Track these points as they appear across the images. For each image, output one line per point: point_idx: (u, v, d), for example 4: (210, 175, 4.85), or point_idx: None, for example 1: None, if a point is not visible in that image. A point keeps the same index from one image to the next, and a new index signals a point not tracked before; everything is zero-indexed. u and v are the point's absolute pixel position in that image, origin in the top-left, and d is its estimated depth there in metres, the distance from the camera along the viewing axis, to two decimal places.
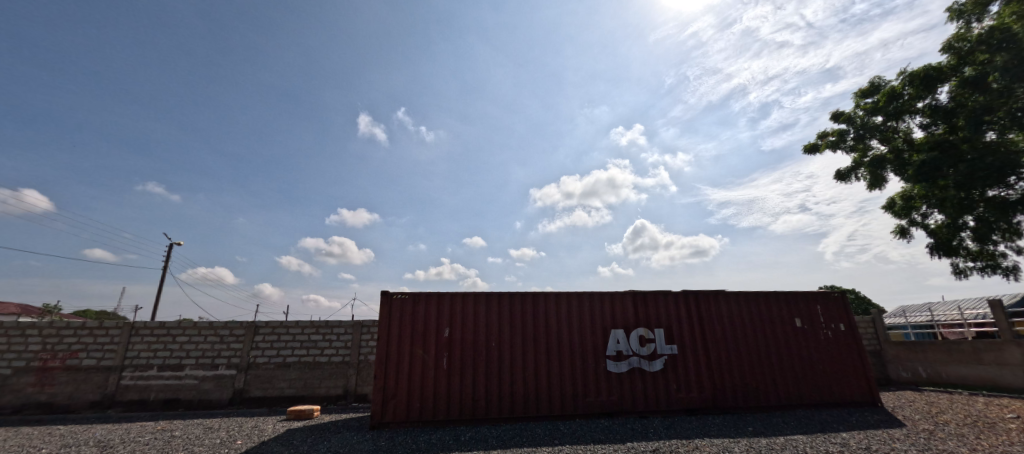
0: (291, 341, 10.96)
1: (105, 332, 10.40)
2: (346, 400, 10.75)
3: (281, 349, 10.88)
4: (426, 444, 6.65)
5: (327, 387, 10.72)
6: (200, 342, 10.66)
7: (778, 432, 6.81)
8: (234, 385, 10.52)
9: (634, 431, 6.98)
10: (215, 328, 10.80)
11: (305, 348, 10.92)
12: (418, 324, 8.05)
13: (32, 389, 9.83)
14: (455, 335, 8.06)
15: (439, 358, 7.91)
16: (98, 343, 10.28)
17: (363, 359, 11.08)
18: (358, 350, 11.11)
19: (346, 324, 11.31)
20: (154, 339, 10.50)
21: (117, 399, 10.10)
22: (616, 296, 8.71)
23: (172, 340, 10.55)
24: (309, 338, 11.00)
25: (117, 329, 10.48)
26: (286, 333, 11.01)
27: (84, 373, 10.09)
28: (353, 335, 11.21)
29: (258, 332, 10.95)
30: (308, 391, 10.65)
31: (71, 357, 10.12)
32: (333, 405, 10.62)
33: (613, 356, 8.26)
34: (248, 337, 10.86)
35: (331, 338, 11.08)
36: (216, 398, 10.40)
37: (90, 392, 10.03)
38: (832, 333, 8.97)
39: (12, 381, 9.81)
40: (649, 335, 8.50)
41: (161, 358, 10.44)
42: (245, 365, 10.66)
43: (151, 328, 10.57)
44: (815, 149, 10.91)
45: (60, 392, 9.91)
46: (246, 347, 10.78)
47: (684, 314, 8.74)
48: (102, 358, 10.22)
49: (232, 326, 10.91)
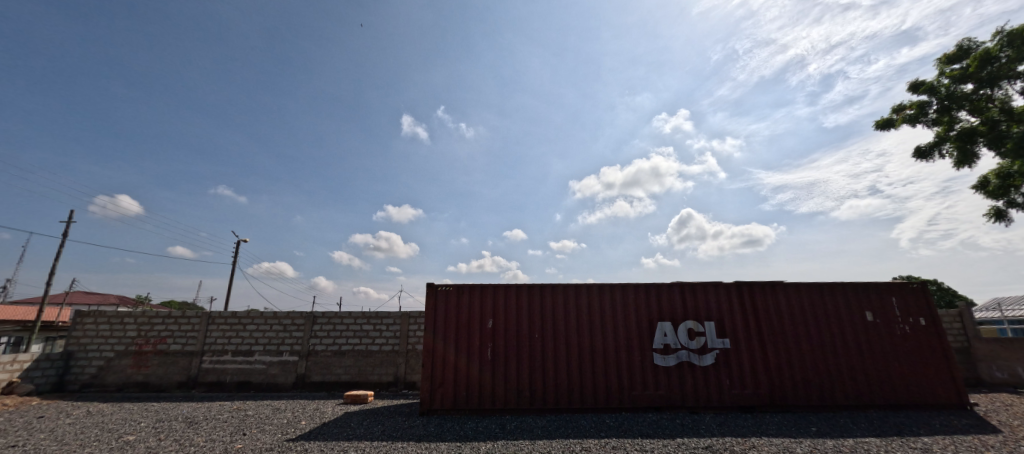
0: (345, 331, 11.61)
1: (187, 320, 11.54)
2: (397, 387, 11.26)
3: (336, 338, 11.56)
4: (473, 431, 6.83)
5: (379, 373, 11.28)
6: (266, 330, 11.57)
7: (846, 434, 6.35)
8: (297, 370, 11.32)
9: (684, 427, 6.77)
10: (278, 317, 11.68)
11: (358, 338, 11.54)
12: (462, 316, 8.24)
13: (131, 370, 11.11)
14: (498, 326, 8.17)
15: (483, 349, 8.05)
16: (182, 330, 11.43)
17: (411, 348, 11.50)
18: (406, 340, 11.55)
19: (394, 315, 11.78)
20: (228, 328, 11.51)
21: (199, 381, 11.19)
22: (662, 287, 8.44)
23: (242, 328, 11.53)
24: (361, 328, 11.62)
25: (197, 318, 11.59)
26: (341, 323, 11.67)
27: (171, 356, 11.26)
28: (401, 325, 11.65)
29: (316, 322, 11.69)
30: (362, 378, 11.27)
31: (160, 342, 11.32)
32: (385, 391, 11.16)
33: (660, 349, 8.02)
34: (307, 325, 11.63)
35: (381, 328, 11.61)
36: (281, 381, 11.25)
37: (177, 374, 11.18)
38: (909, 328, 8.17)
39: (115, 363, 11.13)
40: (699, 328, 8.15)
41: (234, 344, 11.43)
42: (306, 352, 11.43)
43: (224, 317, 11.58)
44: (889, 125, 9.91)
45: (153, 373, 11.15)
46: (306, 335, 11.55)
47: (738, 307, 8.29)
48: (185, 345, 11.35)
49: (294, 316, 11.71)
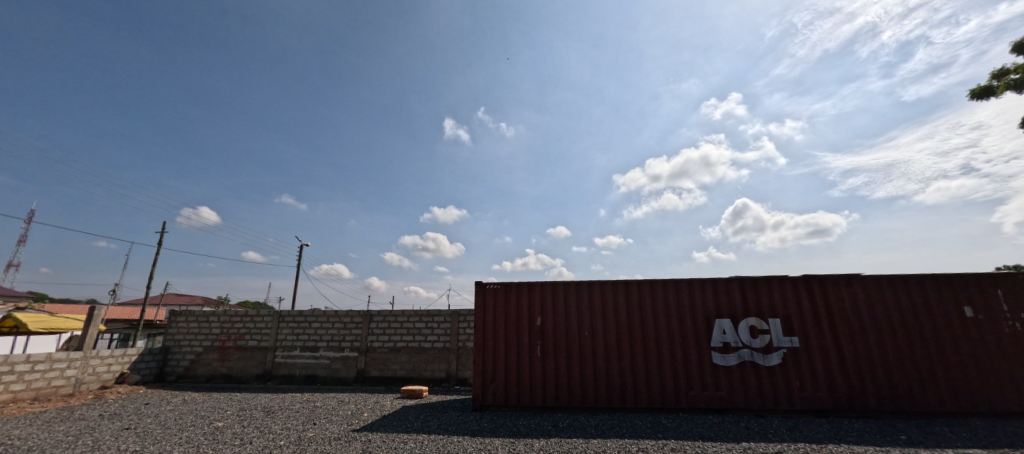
0: (400, 328, 12.11)
1: (261, 318, 12.58)
2: (449, 383, 11.57)
3: (392, 335, 12.08)
4: (525, 428, 6.87)
5: (432, 369, 11.66)
6: (328, 327, 12.34)
7: (944, 444, 5.69)
8: (357, 366, 11.97)
9: (749, 431, 6.40)
10: (339, 315, 12.42)
11: (412, 335, 11.99)
12: (510, 313, 8.32)
13: (217, 363, 12.31)
14: (547, 324, 8.15)
15: (532, 346, 8.07)
16: (257, 327, 12.48)
17: (462, 345, 11.76)
18: (457, 337, 11.83)
19: (445, 313, 12.11)
20: (295, 325, 12.42)
21: (272, 374, 12.15)
22: (720, 282, 8.01)
23: (308, 325, 12.39)
24: (414, 325, 12.06)
25: (269, 316, 12.61)
26: (396, 321, 12.19)
27: (249, 351, 12.33)
28: (452, 323, 11.95)
29: (373, 320, 12.29)
30: (416, 373, 11.70)
31: (240, 338, 12.43)
32: (439, 386, 11.51)
33: (719, 347, 7.62)
34: (365, 323, 12.26)
35: (432, 326, 11.99)
36: (343, 376, 11.95)
37: (254, 367, 12.22)
38: (1020, 327, 7.17)
39: (203, 356, 12.37)
40: (762, 326, 7.65)
41: (301, 340, 12.30)
42: (365, 348, 12.06)
43: (292, 315, 12.51)
44: (987, 94, 8.76)
45: (235, 366, 12.27)
46: (364, 332, 12.18)
47: (807, 303, 7.68)
48: (259, 341, 12.38)
49: (353, 314, 12.40)
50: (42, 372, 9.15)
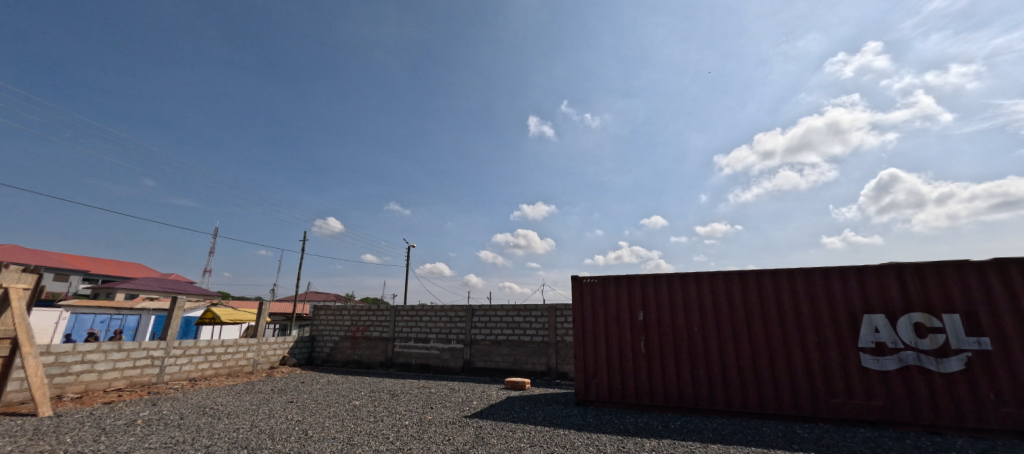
0: (500, 322, 12.57)
1: (381, 312, 14.12)
2: (550, 376, 11.66)
3: (493, 328, 12.60)
4: (634, 426, 6.62)
5: (533, 363, 11.88)
6: (437, 320, 13.35)
7: None
8: (463, 357, 12.73)
9: (918, 450, 5.32)
10: (445, 309, 13.35)
11: (511, 329, 12.36)
12: (610, 308, 8.09)
13: (349, 351, 14.15)
14: (650, 319, 7.74)
15: (636, 342, 7.74)
16: (379, 320, 14.03)
17: (561, 339, 11.75)
18: (555, 331, 11.86)
19: (542, 307, 12.22)
20: (409, 318, 13.68)
21: (393, 361, 13.55)
22: (865, 271, 6.75)
23: (419, 318, 13.56)
24: (513, 319, 12.42)
25: (387, 310, 14.08)
26: (496, 315, 12.68)
27: (373, 341, 13.93)
28: (549, 317, 12.01)
29: (475, 314, 12.95)
30: (518, 366, 12.03)
31: (365, 330, 14.11)
32: (540, 380, 11.67)
33: (870, 349, 6.46)
34: (468, 317, 12.98)
35: (531, 320, 12.20)
36: (452, 366, 12.82)
37: (378, 355, 13.76)
38: None
39: (339, 345, 14.33)
40: (930, 323, 6.27)
41: (414, 332, 13.50)
42: (469, 340, 12.77)
43: (406, 309, 13.80)
44: None
45: (363, 354, 13.96)
46: (468, 325, 12.91)
47: (1000, 296, 6.06)
48: (381, 332, 13.90)
49: (457, 308, 13.22)
50: (232, 353, 11.49)
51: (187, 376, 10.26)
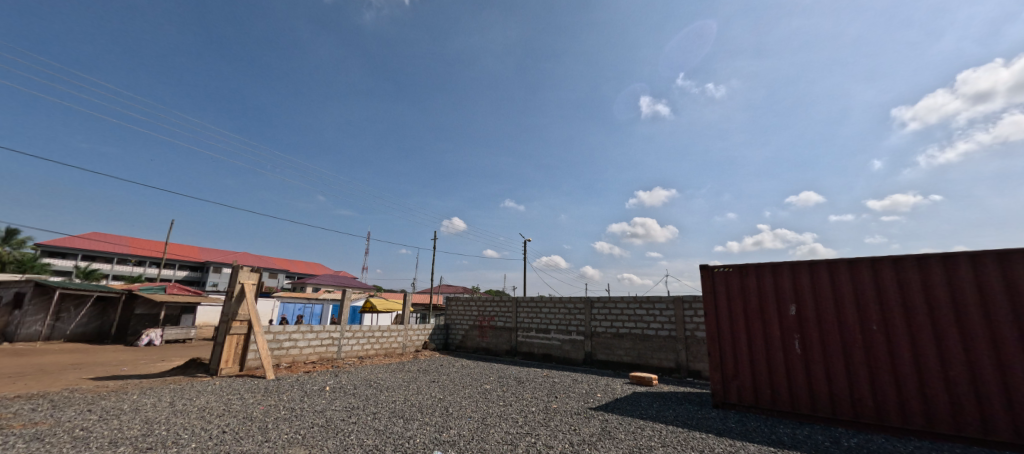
0: (621, 315, 12.16)
1: (503, 303, 14.90)
2: (680, 374, 10.81)
3: (614, 321, 12.25)
4: (790, 438, 5.71)
5: (660, 358, 11.20)
6: (556, 312, 13.52)
7: None
8: (585, 349, 12.65)
9: None
10: (563, 301, 13.44)
11: (634, 322, 11.84)
12: (751, 301, 7.10)
13: (478, 339, 15.28)
14: (806, 314, 6.54)
15: (787, 341, 6.64)
16: (502, 311, 14.84)
17: (691, 335, 10.81)
18: (684, 326, 10.95)
19: (667, 299, 11.42)
20: (530, 309, 14.15)
21: (517, 350, 14.18)
22: None
23: (539, 310, 13.92)
24: (635, 312, 11.89)
25: (509, 301, 14.78)
26: (616, 307, 12.30)
27: (498, 330, 14.78)
28: (676, 310, 11.15)
29: (594, 305, 12.76)
30: (643, 361, 11.48)
31: (491, 320, 15.06)
32: (669, 377, 10.93)
33: None
34: (587, 309, 12.85)
35: (655, 313, 11.51)
36: (574, 357, 12.84)
37: (503, 344, 14.56)
38: None
39: (469, 333, 15.60)
40: None
41: (535, 323, 13.92)
42: (590, 333, 12.64)
43: (526, 300, 14.30)
44: None
45: (490, 342, 14.93)
46: (587, 318, 12.78)
47: None
48: (505, 322, 14.68)
49: (575, 300, 13.20)
50: (387, 336, 13.40)
51: (357, 354, 12.33)
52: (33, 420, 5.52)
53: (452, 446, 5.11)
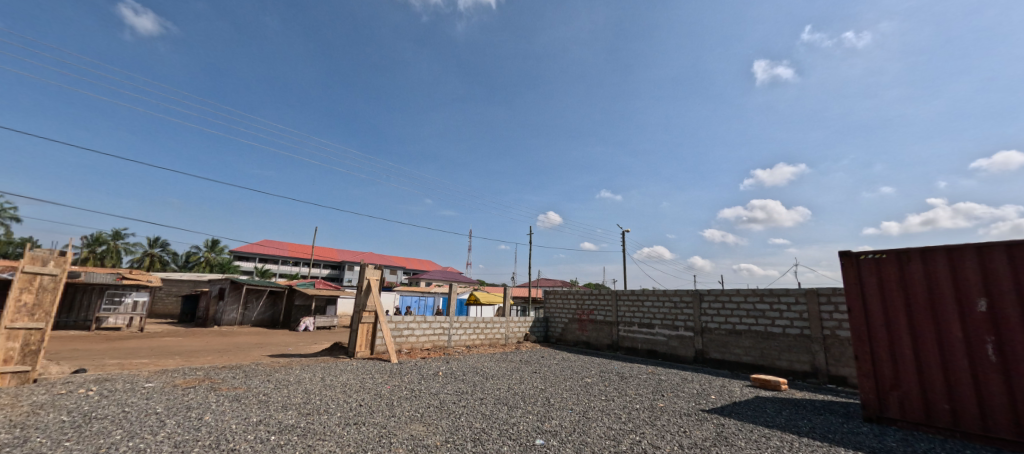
0: (737, 309, 11.00)
1: (603, 296, 14.54)
2: (818, 379, 9.32)
3: (729, 316, 11.14)
4: None
5: (789, 360, 9.84)
6: (660, 305, 12.78)
7: None
8: (695, 346, 11.73)
9: None
10: (669, 294, 12.63)
11: (754, 318, 10.63)
12: (915, 292, 5.54)
13: (578, 332, 15.20)
14: (1008, 309, 4.89)
15: (977, 344, 5.06)
16: (602, 304, 14.52)
17: (830, 334, 9.24)
18: (820, 323, 9.42)
19: (796, 293, 9.94)
20: (631, 303, 13.60)
21: (619, 345, 13.75)
22: None
23: (642, 303, 13.30)
24: (755, 307, 10.64)
25: (609, 294, 14.39)
26: (731, 300, 11.17)
27: (599, 324, 14.51)
28: (809, 305, 9.61)
29: (704, 299, 11.75)
30: (767, 362, 10.22)
31: (591, 313, 14.85)
32: (802, 382, 9.53)
33: None
34: (696, 302, 11.89)
35: (780, 308, 10.14)
36: (683, 354, 11.99)
37: (604, 338, 14.23)
38: None
39: (569, 326, 15.60)
40: None
41: (638, 317, 13.33)
42: (700, 329, 11.68)
43: (627, 294, 13.79)
44: None
45: (591, 335, 14.73)
46: (697, 312, 11.83)
47: None
48: (606, 316, 14.34)
49: (682, 293, 12.32)
50: (491, 327, 14.11)
51: (465, 343, 13.21)
52: (229, 384, 7.08)
53: (554, 436, 5.19)
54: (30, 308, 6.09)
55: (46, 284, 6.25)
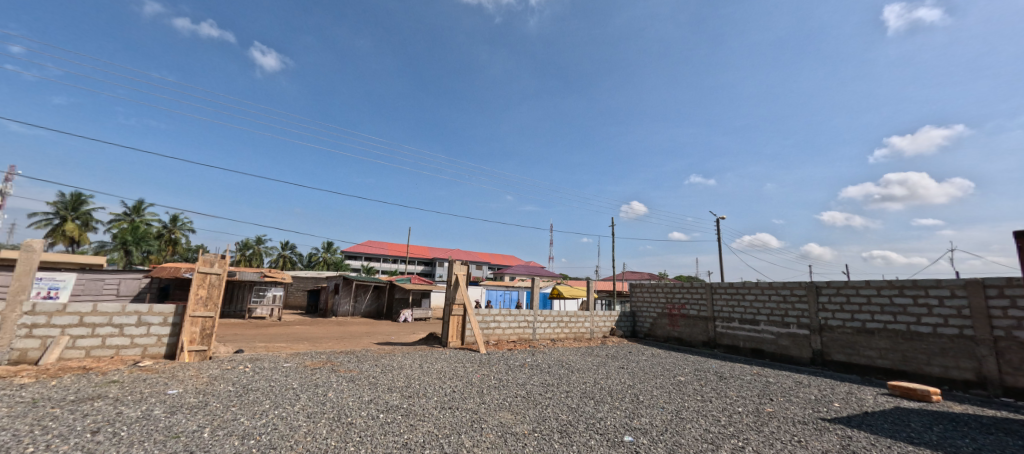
0: (866, 305, 9.58)
1: (697, 290, 13.68)
2: (988, 391, 7.73)
3: (855, 312, 9.77)
4: None
5: (943, 365, 8.30)
6: (766, 300, 11.66)
7: None
8: (812, 346, 10.50)
9: None
10: (776, 288, 11.46)
11: (890, 315, 9.16)
12: None
13: (669, 327, 14.53)
14: None
15: None
16: (695, 298, 13.69)
17: (1003, 336, 7.60)
18: (988, 322, 7.78)
19: (951, 285, 8.34)
20: (730, 297, 12.61)
21: (717, 342, 12.86)
22: None
23: (743, 297, 12.26)
24: (890, 302, 9.16)
25: (703, 288, 13.50)
26: (857, 294, 9.78)
27: (692, 319, 13.71)
28: (971, 300, 8.02)
29: (822, 293, 10.45)
30: (910, 367, 8.76)
31: (682, 308, 14.09)
32: (963, 392, 8.00)
33: None
34: (811, 297, 10.62)
35: (927, 303, 8.60)
36: (797, 355, 10.81)
37: (700, 335, 13.40)
38: None
39: (658, 321, 14.97)
40: None
41: (739, 312, 12.33)
42: (818, 326, 10.43)
43: (725, 287, 12.82)
44: None
45: (683, 331, 13.99)
46: (812, 307, 10.56)
47: None
48: (700, 311, 13.48)
49: (793, 286, 11.10)
50: (575, 321, 14.15)
51: (549, 337, 13.43)
52: (346, 367, 8.16)
53: (644, 434, 5.12)
54: (205, 300, 7.67)
55: (215, 282, 7.80)
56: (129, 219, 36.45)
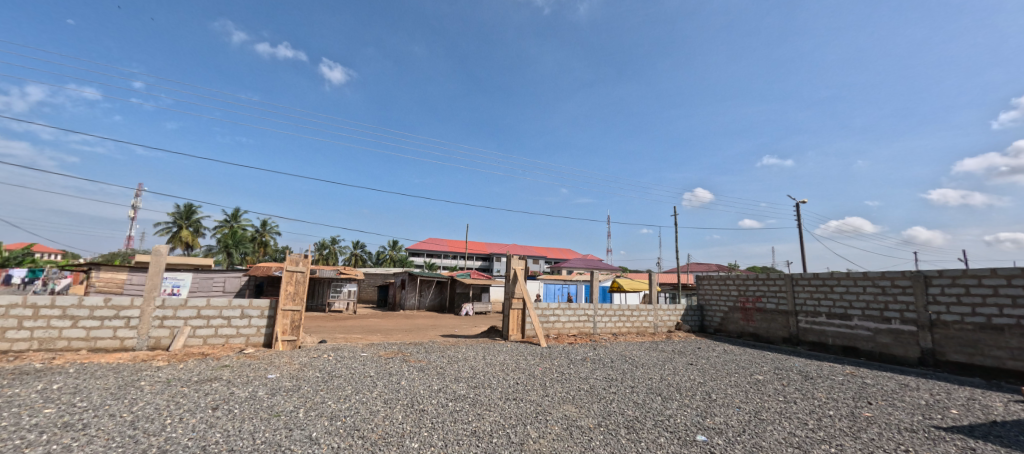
0: (991, 297, 8.28)
1: (774, 282, 12.67)
2: None
3: (976, 306, 8.48)
4: None
5: None
6: (860, 292, 10.50)
7: None
8: (920, 344, 9.30)
9: None
10: (873, 279, 10.27)
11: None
12: None
13: (743, 322, 13.63)
14: None
15: None
16: (772, 291, 12.70)
17: None
18: None
19: None
20: (815, 289, 11.54)
21: (800, 339, 11.85)
22: None
23: (831, 290, 11.16)
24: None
25: (782, 279, 12.47)
26: (978, 286, 8.47)
27: (770, 314, 12.74)
28: None
29: (931, 284, 9.19)
30: None
31: (758, 301, 13.16)
32: None
33: None
34: (918, 288, 9.38)
35: None
36: (901, 354, 9.64)
37: (779, 330, 12.43)
38: None
39: (730, 315, 14.11)
40: None
41: (826, 306, 11.26)
42: (927, 322, 9.20)
43: (808, 279, 11.74)
44: None
45: (759, 326, 13.06)
46: (920, 300, 9.33)
47: None
48: (779, 304, 12.49)
49: (893, 277, 9.89)
50: (638, 315, 13.77)
51: (611, 331, 13.23)
52: (416, 358, 8.68)
53: (720, 434, 4.90)
54: (293, 295, 8.55)
55: (300, 279, 8.66)
56: (230, 226, 41.47)
